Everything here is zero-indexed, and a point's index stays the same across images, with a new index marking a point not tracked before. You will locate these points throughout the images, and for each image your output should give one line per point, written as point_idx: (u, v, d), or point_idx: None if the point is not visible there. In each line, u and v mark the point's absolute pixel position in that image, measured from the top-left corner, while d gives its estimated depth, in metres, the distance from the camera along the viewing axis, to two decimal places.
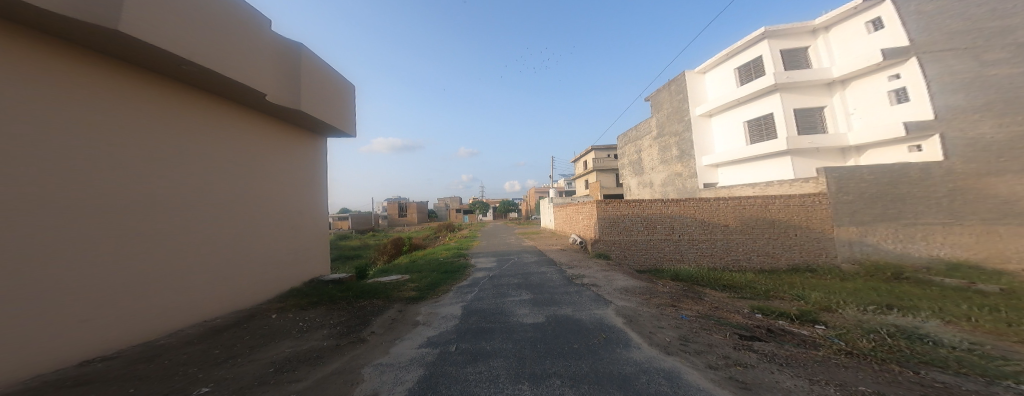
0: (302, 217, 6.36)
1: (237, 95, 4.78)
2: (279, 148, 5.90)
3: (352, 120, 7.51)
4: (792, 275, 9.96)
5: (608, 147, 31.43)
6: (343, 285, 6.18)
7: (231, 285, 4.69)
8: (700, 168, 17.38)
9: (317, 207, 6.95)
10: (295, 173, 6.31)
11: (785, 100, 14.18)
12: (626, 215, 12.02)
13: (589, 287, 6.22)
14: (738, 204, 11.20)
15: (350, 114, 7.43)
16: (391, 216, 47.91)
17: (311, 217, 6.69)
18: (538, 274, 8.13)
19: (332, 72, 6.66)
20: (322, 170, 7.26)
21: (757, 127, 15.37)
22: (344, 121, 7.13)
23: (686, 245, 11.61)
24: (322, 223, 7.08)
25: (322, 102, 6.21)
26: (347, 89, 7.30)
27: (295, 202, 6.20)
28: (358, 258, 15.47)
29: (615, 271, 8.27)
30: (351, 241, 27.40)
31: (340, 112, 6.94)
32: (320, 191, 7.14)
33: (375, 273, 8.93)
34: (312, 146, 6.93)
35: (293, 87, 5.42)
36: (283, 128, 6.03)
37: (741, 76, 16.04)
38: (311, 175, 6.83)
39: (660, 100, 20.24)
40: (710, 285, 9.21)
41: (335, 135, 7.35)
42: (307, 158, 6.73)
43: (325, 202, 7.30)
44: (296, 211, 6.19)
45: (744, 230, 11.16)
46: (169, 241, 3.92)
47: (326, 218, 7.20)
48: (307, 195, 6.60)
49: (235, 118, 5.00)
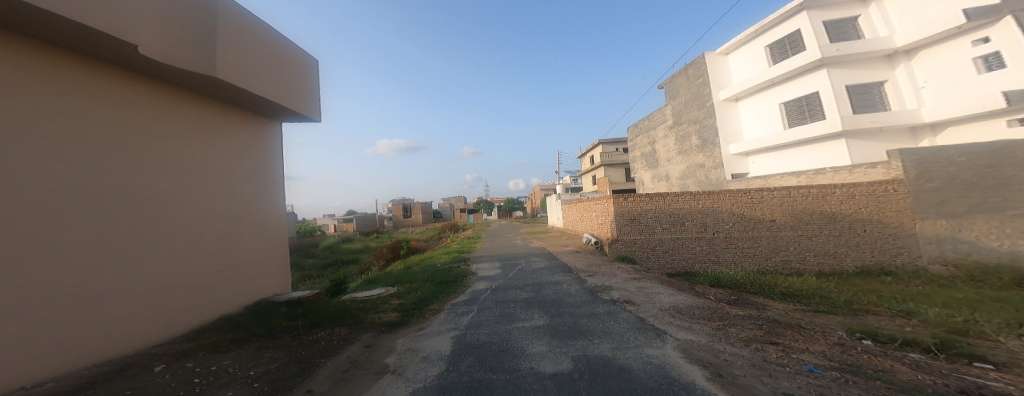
0: (247, 220, 5.07)
1: (130, 61, 3.51)
2: (210, 135, 4.63)
3: (311, 101, 6.09)
4: (864, 279, 8.38)
5: (617, 140, 29.66)
6: (298, 309, 4.74)
7: (117, 324, 3.34)
8: (729, 157, 15.52)
9: (272, 207, 5.65)
10: (236, 165, 5.01)
11: (833, 77, 12.22)
12: (649, 211, 10.50)
13: (626, 308, 4.51)
14: (786, 195, 9.62)
15: (309, 95, 6.06)
16: (396, 217, 46.88)
17: (262, 221, 5.39)
18: (553, 286, 6.44)
19: (279, 37, 5.29)
20: (278, 162, 5.98)
21: (796, 110, 13.49)
22: (300, 101, 5.79)
23: (722, 245, 10.06)
24: (280, 227, 5.79)
25: (263, 75, 4.85)
26: (303, 60, 5.95)
27: (235, 202, 4.91)
28: (351, 265, 14.23)
29: (654, 280, 6.54)
30: (352, 244, 26.33)
31: (294, 89, 5.60)
32: (276, 186, 5.84)
33: (356, 286, 7.44)
34: (262, 133, 5.63)
35: (208, 49, 4.02)
36: (214, 109, 4.75)
37: (772, 54, 14.15)
38: (261, 168, 5.53)
39: (676, 86, 18.39)
40: (759, 293, 7.54)
41: (291, 119, 6.01)
42: (250, 148, 5.34)
43: (283, 201, 6.02)
44: (237, 213, 4.91)
45: (796, 225, 9.57)
46: (11, 264, 2.65)
47: (285, 220, 5.94)
48: (254, 191, 5.31)
49: (134, 93, 3.73)
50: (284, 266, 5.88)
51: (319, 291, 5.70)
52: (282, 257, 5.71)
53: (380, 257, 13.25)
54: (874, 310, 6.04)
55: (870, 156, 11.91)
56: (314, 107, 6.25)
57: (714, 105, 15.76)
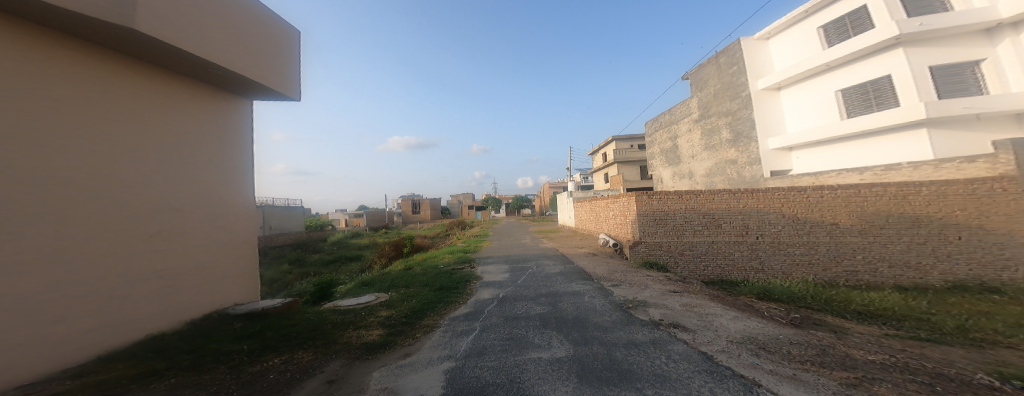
0: (193, 212, 4.47)
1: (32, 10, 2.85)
2: (144, 114, 4.01)
3: (279, 76, 5.41)
4: (946, 296, 7.05)
5: (632, 137, 28.16)
6: (255, 325, 3.90)
7: None
8: (770, 154, 13.96)
9: (227, 199, 5.05)
10: (179, 150, 4.39)
11: (912, 58, 10.69)
12: (677, 211, 9.36)
13: (678, 337, 3.29)
14: (853, 194, 8.43)
15: (277, 69, 5.38)
16: (404, 214, 46.53)
17: (215, 214, 4.80)
18: (572, 300, 5.27)
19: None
20: (236, 147, 5.38)
21: (858, 96, 12.00)
22: (270, 76, 5.22)
23: (767, 250, 8.88)
24: (239, 222, 5.21)
25: (211, 36, 4.18)
26: (274, 32, 5.39)
27: (179, 193, 4.30)
28: (353, 263, 13.56)
29: (697, 291, 5.28)
30: (358, 240, 25.88)
31: (262, 63, 5.03)
32: (234, 175, 5.24)
33: (341, 293, 6.51)
34: (210, 114, 4.93)
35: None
36: (150, 84, 4.12)
37: (828, 36, 12.76)
38: (213, 153, 4.91)
39: (705, 76, 16.88)
40: (818, 310, 6.13)
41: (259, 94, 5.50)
42: (191, 131, 4.61)
43: (245, 191, 5.47)
44: (180, 206, 4.29)
45: (866, 230, 8.34)
46: None
47: (245, 213, 5.38)
48: (205, 179, 4.71)
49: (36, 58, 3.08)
50: (243, 268, 5.25)
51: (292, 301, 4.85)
52: (230, 257, 4.99)
53: (381, 256, 12.51)
54: (991, 338, 4.69)
55: (960, 148, 10.27)
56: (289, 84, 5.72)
57: (752, 95, 14.28)
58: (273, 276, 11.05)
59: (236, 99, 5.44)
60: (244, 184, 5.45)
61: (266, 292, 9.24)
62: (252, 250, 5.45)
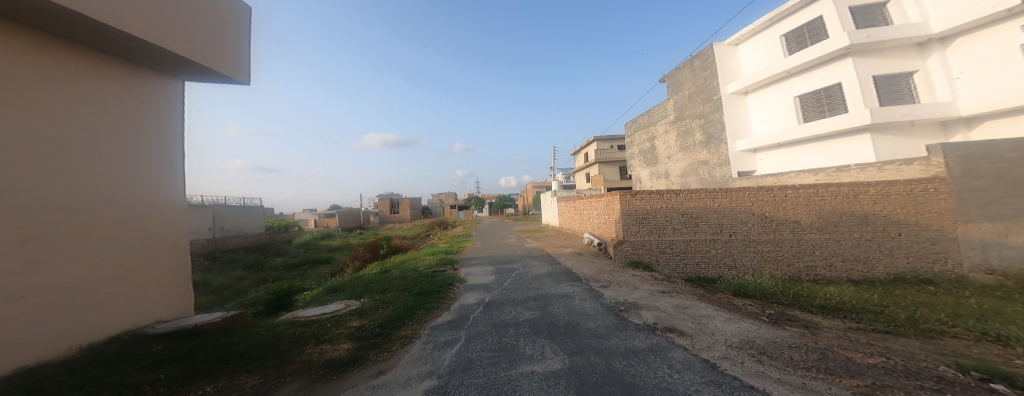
0: (94, 213, 3.75)
1: None
2: (26, 92, 3.28)
3: (212, 55, 4.79)
4: (895, 287, 7.73)
5: (612, 137, 28.75)
6: (183, 345, 3.37)
7: None
8: (737, 155, 14.86)
9: (142, 197, 4.33)
10: (74, 138, 3.65)
11: (860, 67, 11.64)
12: (659, 210, 9.61)
13: (677, 343, 3.20)
14: (814, 193, 8.97)
15: (210, 45, 4.77)
16: (382, 213, 44.80)
17: (129, 214, 4.14)
18: (562, 304, 5.12)
19: None
20: (154, 137, 4.64)
21: (812, 103, 12.96)
22: (201, 53, 4.61)
23: (739, 247, 9.34)
24: (159, 223, 4.50)
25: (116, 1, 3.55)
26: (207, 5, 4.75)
27: (74, 190, 3.58)
28: (326, 265, 12.71)
29: (685, 291, 5.32)
30: (333, 240, 24.46)
31: (187, 39, 4.41)
32: (151, 168, 4.51)
33: (305, 301, 5.89)
34: (122, 96, 4.24)
35: None
36: (33, 56, 3.37)
37: (789, 44, 13.63)
38: (121, 143, 4.17)
39: (680, 79, 17.53)
40: (789, 307, 6.49)
41: (188, 71, 4.85)
42: (98, 116, 3.93)
43: (170, 186, 4.76)
44: (76, 205, 3.57)
45: (823, 228, 8.94)
46: None
47: (169, 212, 4.68)
48: (109, 173, 3.98)
49: None
50: (168, 278, 4.58)
51: (235, 317, 4.28)
52: (152, 262, 4.36)
53: (355, 257, 11.78)
54: (932, 326, 5.17)
55: (900, 152, 11.34)
56: (227, 65, 5.11)
57: (722, 99, 15.07)
58: (230, 283, 10.01)
59: (153, 78, 4.69)
60: (170, 179, 4.78)
61: (222, 301, 8.33)
62: (181, 256, 4.78)
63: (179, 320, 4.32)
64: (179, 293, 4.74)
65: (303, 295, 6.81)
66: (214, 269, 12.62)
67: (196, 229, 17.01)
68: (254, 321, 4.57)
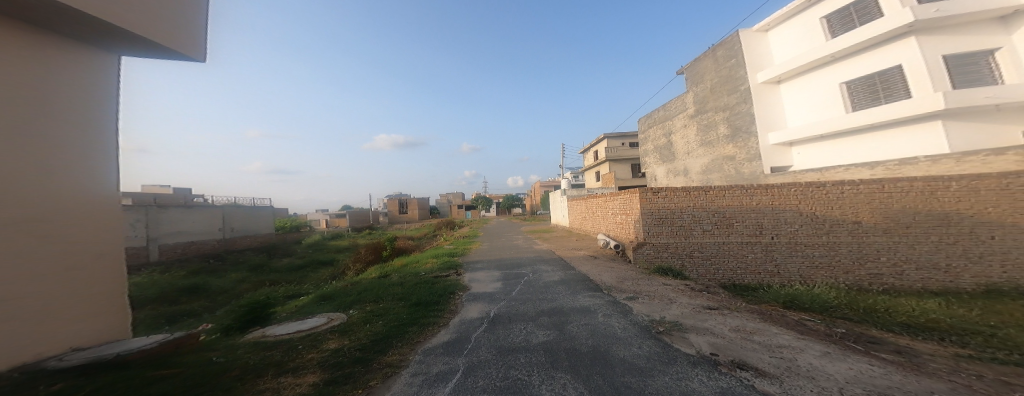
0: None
1: None
2: None
3: (147, 26, 4.47)
4: (984, 302, 6.47)
5: (623, 134, 27.42)
6: (89, 383, 2.68)
7: None
8: (768, 149, 13.57)
9: (61, 190, 3.90)
10: None
11: (924, 47, 10.21)
12: (685, 208, 8.63)
13: (762, 391, 2.18)
14: (877, 189, 7.68)
15: (141, 14, 4.40)
16: (391, 213, 44.81)
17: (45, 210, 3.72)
18: (583, 323, 4.15)
19: None
20: (77, 117, 4.20)
21: (864, 89, 11.52)
22: (132, 22, 4.26)
23: (783, 251, 8.16)
24: (80, 218, 4.04)
25: None
26: None
27: None
28: (327, 268, 12.21)
29: (740, 308, 4.24)
30: (339, 241, 24.24)
31: (115, 6, 4.06)
32: (73, 153, 4.10)
33: (285, 314, 5.16)
34: (36, 72, 3.82)
35: None
36: None
37: (830, 26, 12.29)
38: (26, 125, 3.66)
39: (701, 70, 16.33)
40: (862, 323, 5.31)
41: (122, 43, 4.52)
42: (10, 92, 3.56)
43: (98, 172, 4.36)
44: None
45: (889, 229, 7.62)
46: None
47: (94, 203, 4.24)
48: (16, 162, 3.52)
49: None
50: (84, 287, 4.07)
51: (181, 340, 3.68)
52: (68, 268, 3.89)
53: (357, 261, 11.15)
54: None
55: (983, 140, 9.83)
56: (164, 37, 4.75)
57: (751, 89, 13.80)
58: (225, 287, 9.61)
59: (75, 55, 4.26)
60: (96, 164, 4.36)
61: (212, 306, 7.83)
62: (108, 256, 4.34)
63: (97, 350, 3.62)
64: (102, 302, 4.25)
65: (286, 306, 6.09)
66: (218, 271, 12.36)
67: (206, 230, 17.52)
68: (208, 342, 3.87)
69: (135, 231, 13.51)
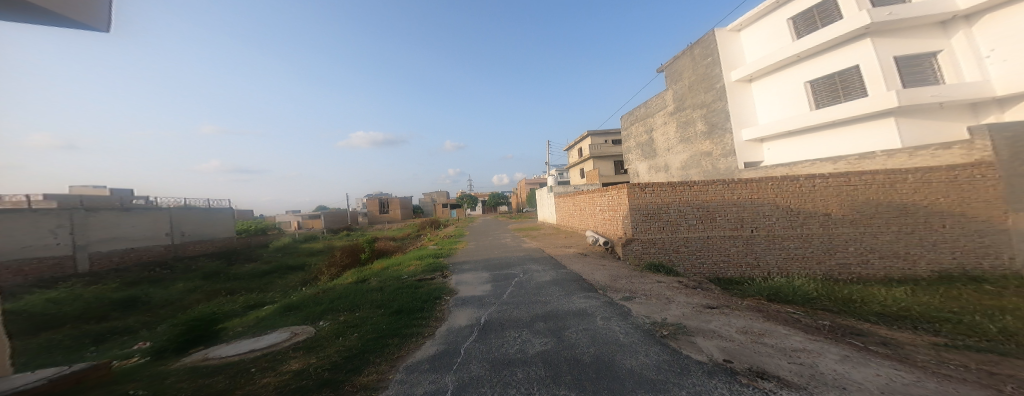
0: None
1: None
2: None
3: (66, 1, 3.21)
4: (942, 288, 6.88)
5: (606, 131, 27.68)
6: None
7: None
8: (741, 145, 14.03)
9: None
10: None
11: (878, 48, 10.81)
12: (670, 204, 8.64)
13: None
14: (844, 182, 7.98)
15: None
16: (372, 213, 43.26)
17: None
18: (581, 328, 3.89)
19: None
20: None
21: (825, 88, 12.10)
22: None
23: (762, 244, 8.37)
24: None
25: None
26: None
27: None
28: (301, 272, 11.34)
29: (740, 306, 4.14)
30: (315, 243, 22.88)
31: None
32: None
33: (236, 331, 4.51)
34: None
35: None
36: None
37: (797, 27, 12.77)
38: None
39: (679, 68, 16.64)
40: (842, 314, 5.42)
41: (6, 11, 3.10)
42: None
43: None
44: None
45: (858, 221, 7.96)
46: None
47: None
48: None
49: None
50: None
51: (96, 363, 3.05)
52: None
53: (332, 264, 10.36)
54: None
55: (930, 136, 10.61)
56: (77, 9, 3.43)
57: (725, 87, 14.19)
58: (179, 299, 8.62)
59: None
60: None
61: (161, 322, 6.94)
62: None
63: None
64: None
65: (239, 320, 5.39)
66: (173, 281, 11.19)
67: (150, 235, 16.45)
68: (127, 370, 3.23)
69: (59, 238, 12.84)
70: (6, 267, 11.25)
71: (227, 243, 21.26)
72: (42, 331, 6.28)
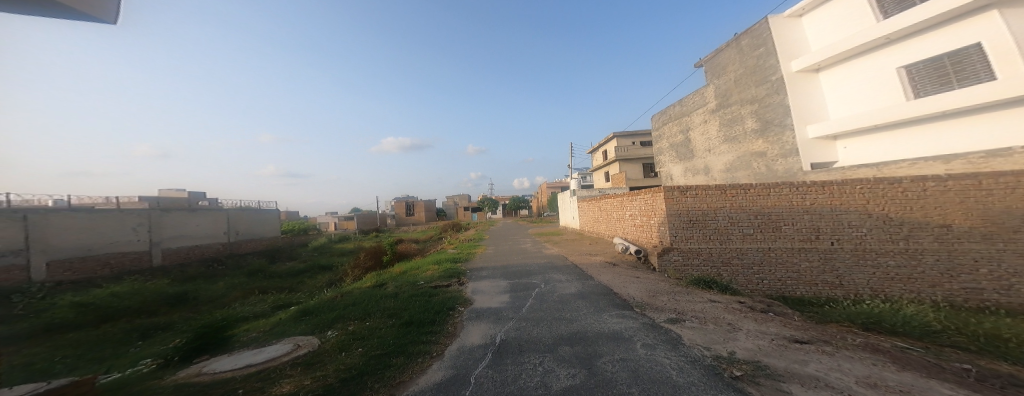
0: None
1: None
2: None
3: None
4: None
5: (633, 133, 25.91)
6: None
7: None
8: (808, 143, 12.09)
9: None
10: None
11: (1011, 20, 8.68)
12: (721, 209, 7.44)
13: None
14: (971, 186, 6.26)
15: None
16: (398, 216, 44.68)
17: None
18: (618, 358, 3.08)
19: None
20: None
21: (929, 73, 10.02)
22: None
23: (849, 260, 6.84)
24: None
25: None
26: None
27: None
28: (324, 273, 11.51)
29: (844, 343, 3.04)
30: (345, 243, 23.88)
31: None
32: None
33: (242, 341, 4.25)
34: None
35: None
36: None
37: (881, 4, 10.81)
38: None
39: (722, 61, 15.06)
40: (983, 355, 4.02)
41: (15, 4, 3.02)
42: None
43: None
44: None
45: (994, 235, 6.15)
46: None
47: None
48: None
49: None
50: None
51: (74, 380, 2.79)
52: None
53: (355, 266, 10.37)
54: None
55: None
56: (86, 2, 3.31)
57: (786, 79, 12.36)
58: (209, 297, 8.94)
59: None
60: None
61: (188, 319, 7.09)
62: None
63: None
64: None
65: (251, 327, 5.19)
66: (211, 278, 11.83)
67: (210, 233, 17.98)
68: (108, 387, 2.97)
69: (139, 235, 14.34)
70: (98, 259, 12.68)
71: (273, 242, 22.76)
72: (87, 326, 6.63)
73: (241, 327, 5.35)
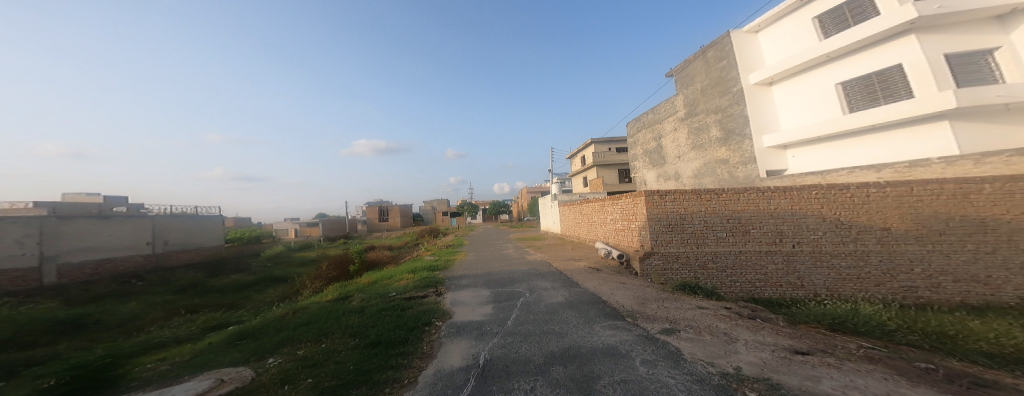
0: None
1: None
2: None
3: None
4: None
5: (610, 139, 26.75)
6: None
7: None
8: (765, 151, 12.93)
9: None
10: None
11: (925, 45, 9.79)
12: (696, 213, 7.55)
13: None
14: (905, 193, 6.82)
15: None
16: (370, 221, 42.50)
17: None
18: (618, 379, 2.77)
19: None
20: None
21: (860, 90, 11.08)
22: None
23: (806, 262, 7.19)
24: None
25: None
26: None
27: None
28: (283, 285, 10.39)
29: (842, 354, 2.94)
30: (308, 252, 22.03)
31: None
32: None
33: (144, 379, 3.42)
34: None
35: None
36: None
37: (823, 26, 11.82)
38: None
39: (691, 72, 15.77)
40: (936, 352, 4.21)
41: None
42: None
43: None
44: None
45: (922, 237, 6.75)
46: None
47: None
48: None
49: None
50: None
51: None
52: None
53: (317, 277, 9.41)
54: None
55: (994, 142, 9.41)
56: None
57: (744, 91, 13.17)
58: (135, 318, 7.69)
59: None
60: None
61: (100, 346, 5.96)
62: None
63: None
64: None
65: (177, 355, 4.37)
66: (145, 294, 10.32)
67: (129, 244, 15.75)
68: None
69: (29, 249, 12.12)
70: None
71: (211, 252, 20.50)
72: None
73: (149, 358, 4.42)
